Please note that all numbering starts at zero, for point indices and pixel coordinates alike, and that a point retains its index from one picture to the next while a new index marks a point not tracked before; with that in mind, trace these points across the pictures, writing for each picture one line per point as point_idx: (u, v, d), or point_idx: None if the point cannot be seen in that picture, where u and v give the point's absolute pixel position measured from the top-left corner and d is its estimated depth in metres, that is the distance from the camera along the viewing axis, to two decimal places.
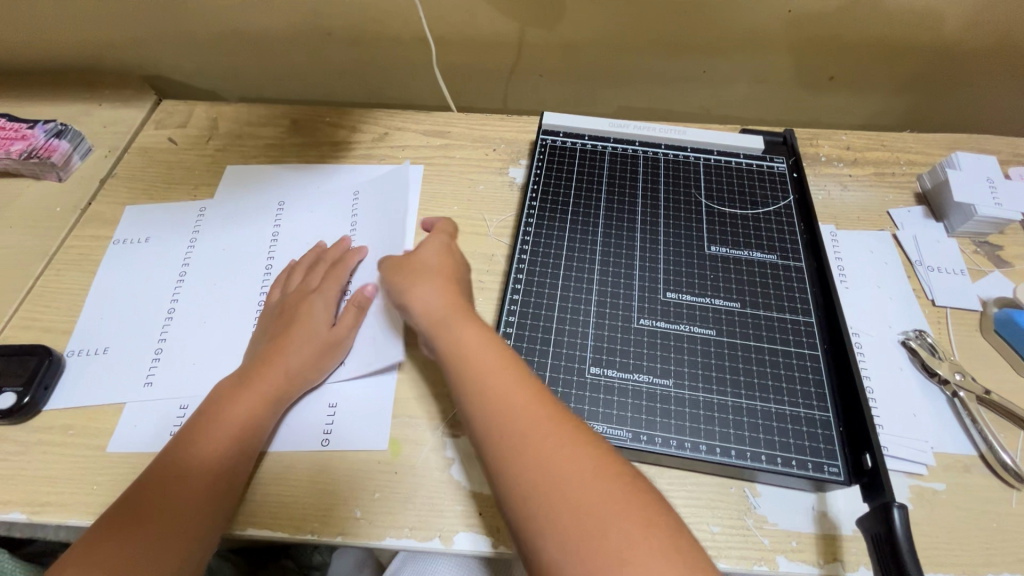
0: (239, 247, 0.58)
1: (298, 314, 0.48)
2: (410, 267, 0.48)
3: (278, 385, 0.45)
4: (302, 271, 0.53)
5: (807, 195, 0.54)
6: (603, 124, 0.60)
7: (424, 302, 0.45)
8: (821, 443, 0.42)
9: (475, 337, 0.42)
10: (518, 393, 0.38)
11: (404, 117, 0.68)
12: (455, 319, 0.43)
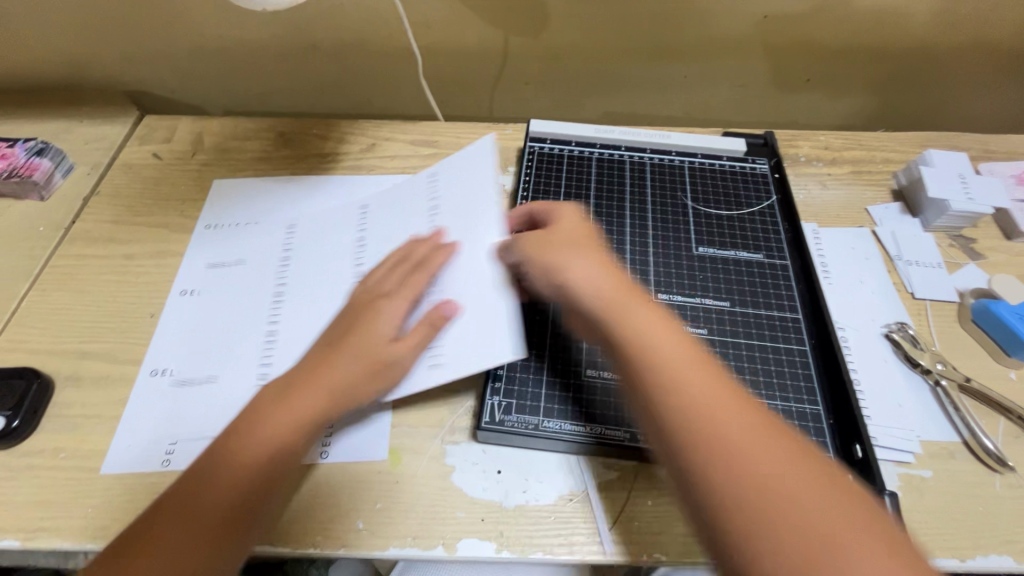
0: (329, 245, 0.54)
1: (364, 320, 0.43)
2: (561, 245, 0.44)
3: (324, 399, 0.39)
4: (389, 266, 0.46)
5: (787, 198, 0.56)
6: (589, 130, 0.61)
7: (582, 284, 0.41)
8: (812, 435, 0.43)
9: (651, 321, 0.38)
10: (704, 379, 0.35)
11: (391, 128, 0.69)
12: (616, 299, 0.40)
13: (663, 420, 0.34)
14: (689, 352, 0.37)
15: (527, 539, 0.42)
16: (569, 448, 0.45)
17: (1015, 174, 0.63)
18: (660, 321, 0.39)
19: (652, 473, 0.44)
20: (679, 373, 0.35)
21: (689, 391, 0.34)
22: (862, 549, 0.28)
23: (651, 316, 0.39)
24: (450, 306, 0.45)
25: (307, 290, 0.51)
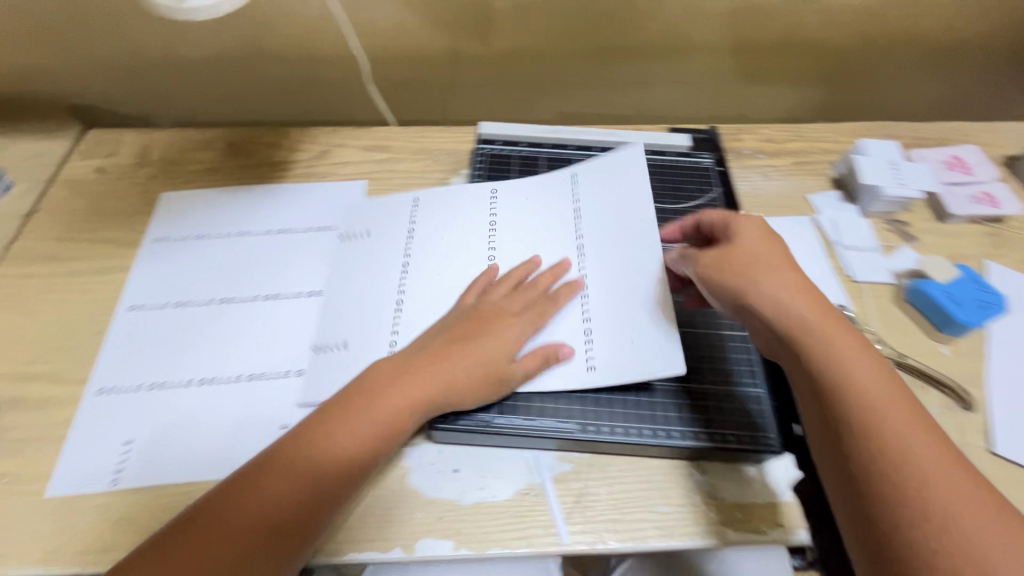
0: (470, 228, 0.56)
1: (491, 333, 0.46)
2: (744, 261, 0.45)
3: (434, 392, 0.43)
4: (508, 281, 0.50)
5: (728, 189, 0.59)
6: (538, 130, 0.63)
7: (788, 299, 0.42)
8: (754, 417, 0.46)
9: (830, 333, 0.40)
10: (870, 388, 0.37)
11: (343, 134, 0.69)
12: (798, 310, 0.41)
13: (835, 430, 0.37)
14: (857, 360, 0.38)
15: (484, 535, 0.42)
16: (525, 444, 0.46)
17: (943, 158, 0.65)
18: (832, 329, 0.40)
19: (605, 463, 0.46)
20: (850, 386, 0.37)
21: (861, 401, 0.36)
22: (1017, 560, 0.30)
23: (832, 325, 0.40)
24: (565, 348, 0.47)
25: (427, 287, 0.52)
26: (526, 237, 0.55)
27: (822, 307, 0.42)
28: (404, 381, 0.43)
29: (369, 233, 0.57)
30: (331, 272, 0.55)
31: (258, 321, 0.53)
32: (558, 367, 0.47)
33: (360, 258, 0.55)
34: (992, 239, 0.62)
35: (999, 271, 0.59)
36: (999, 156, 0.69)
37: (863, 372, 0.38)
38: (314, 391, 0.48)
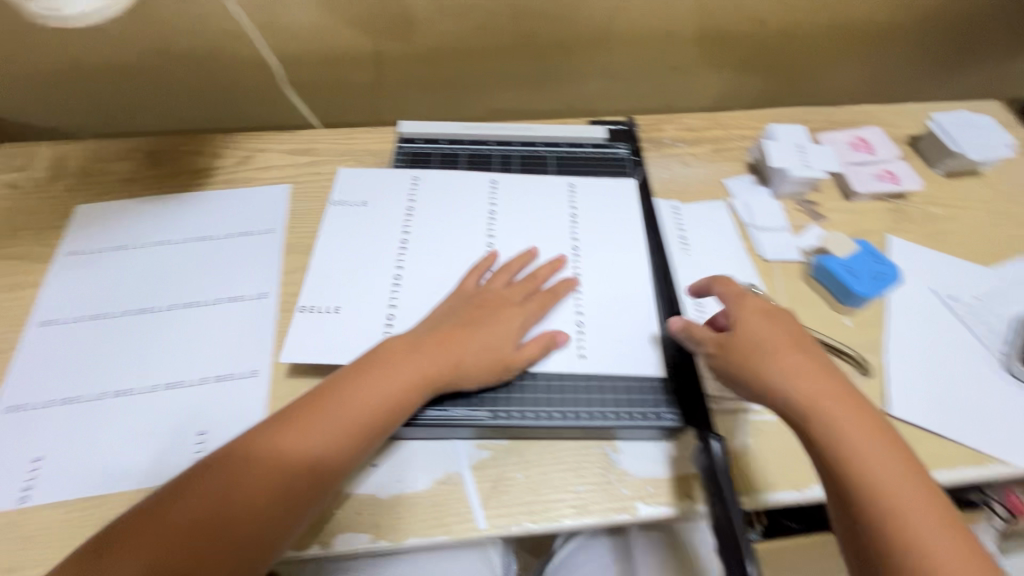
0: (465, 217, 0.58)
1: (499, 321, 0.49)
2: (756, 345, 0.44)
3: (440, 371, 0.45)
4: (507, 271, 0.52)
5: (643, 176, 0.62)
6: (456, 127, 0.65)
7: (802, 385, 0.41)
8: (659, 394, 0.48)
9: (843, 413, 0.40)
10: (879, 464, 0.38)
11: (267, 139, 0.68)
12: (810, 392, 0.41)
13: (846, 511, 0.38)
14: (865, 434, 0.39)
15: (401, 526, 0.43)
16: (443, 435, 0.47)
17: (848, 140, 0.69)
18: (843, 405, 0.40)
19: (522, 448, 0.47)
20: (861, 466, 0.38)
21: (870, 480, 0.37)
22: None
23: (844, 402, 0.41)
24: (562, 335, 0.49)
25: (424, 279, 0.54)
26: (521, 228, 0.57)
27: (831, 382, 0.42)
28: (412, 359, 0.45)
29: (365, 205, 0.59)
30: (326, 232, 0.56)
31: (177, 330, 0.52)
32: (555, 358, 0.49)
33: (357, 230, 0.57)
34: (894, 214, 0.65)
35: (899, 244, 0.62)
36: (902, 135, 0.73)
37: (874, 449, 0.39)
38: (299, 349, 0.48)
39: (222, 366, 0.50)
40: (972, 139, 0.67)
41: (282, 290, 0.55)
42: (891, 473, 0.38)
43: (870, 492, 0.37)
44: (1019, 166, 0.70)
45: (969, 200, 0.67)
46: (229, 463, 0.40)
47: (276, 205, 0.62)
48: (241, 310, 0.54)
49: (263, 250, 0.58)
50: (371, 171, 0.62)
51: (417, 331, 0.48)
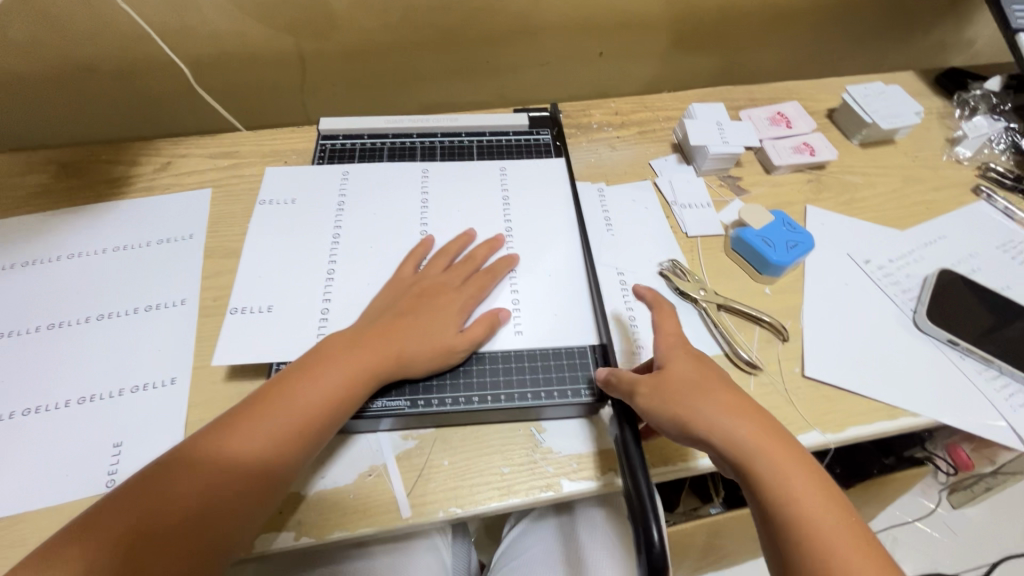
0: (397, 208, 0.58)
1: (440, 306, 0.49)
2: (695, 387, 0.41)
3: (383, 360, 0.45)
4: (445, 255, 0.53)
5: (565, 158, 0.63)
6: (379, 122, 0.65)
7: (743, 431, 0.39)
8: (578, 371, 0.49)
9: (785, 456, 0.38)
10: (820, 508, 0.36)
11: (187, 144, 0.67)
12: (750, 436, 0.38)
13: (789, 561, 0.35)
14: (805, 478, 0.37)
15: (326, 522, 0.43)
16: (367, 427, 0.47)
17: (768, 116, 0.70)
18: (780, 447, 0.38)
19: (445, 435, 0.47)
20: (802, 511, 0.36)
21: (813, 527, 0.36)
22: None
23: (782, 445, 0.38)
24: (503, 312, 0.50)
25: (358, 270, 0.54)
26: (455, 214, 0.58)
27: (766, 421, 0.40)
28: (356, 350, 0.44)
29: (295, 203, 0.58)
30: (253, 231, 0.55)
31: (90, 342, 0.51)
32: (497, 337, 0.50)
33: (287, 227, 0.56)
34: (813, 185, 0.67)
35: (817, 213, 0.64)
36: (821, 109, 0.75)
37: (813, 492, 0.37)
38: (230, 345, 0.47)
39: (138, 376, 0.49)
40: (884, 109, 0.69)
41: (202, 295, 0.54)
42: (833, 519, 0.36)
43: (814, 540, 0.35)
44: (930, 133, 0.73)
45: (883, 168, 0.69)
46: (206, 457, 0.39)
47: (197, 210, 0.61)
48: (158, 318, 0.53)
49: (183, 256, 0.57)
50: (301, 168, 0.61)
51: (360, 321, 0.48)
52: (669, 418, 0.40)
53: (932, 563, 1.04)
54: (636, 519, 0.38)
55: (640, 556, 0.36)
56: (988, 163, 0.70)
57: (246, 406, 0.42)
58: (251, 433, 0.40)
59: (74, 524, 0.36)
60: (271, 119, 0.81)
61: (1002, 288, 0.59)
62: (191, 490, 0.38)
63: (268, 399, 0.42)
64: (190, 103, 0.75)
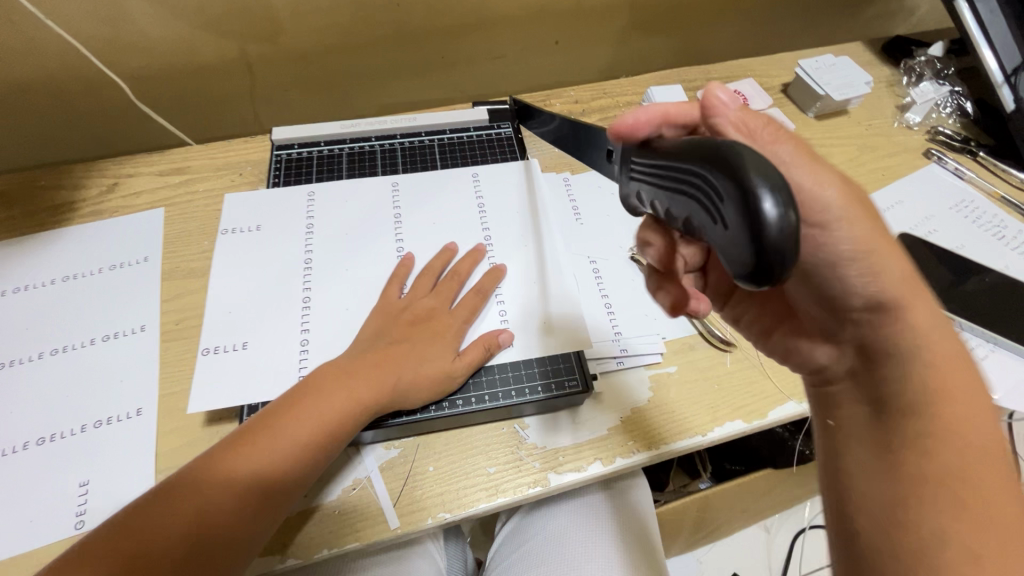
0: (362, 214, 0.57)
1: (434, 329, 0.48)
2: (916, 282, 0.34)
3: (382, 389, 0.43)
4: (430, 274, 0.52)
5: (525, 153, 0.64)
6: (335, 127, 0.63)
7: (931, 349, 0.34)
8: (559, 364, 0.49)
9: (957, 399, 0.33)
10: (954, 458, 0.32)
11: (135, 162, 0.64)
12: (934, 355, 0.34)
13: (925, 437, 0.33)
14: (960, 429, 0.33)
15: (312, 541, 0.42)
16: (349, 441, 0.45)
17: None
18: (957, 384, 0.34)
19: (431, 441, 0.46)
20: (932, 438, 0.33)
21: (931, 461, 0.32)
22: None
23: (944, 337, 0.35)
24: (504, 334, 0.48)
25: (329, 279, 0.53)
26: (421, 216, 0.58)
27: (961, 357, 0.34)
28: (352, 377, 0.43)
29: (259, 229, 0.56)
30: (217, 261, 0.53)
31: (44, 380, 0.48)
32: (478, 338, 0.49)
33: (252, 250, 0.54)
34: None
35: None
36: (776, 84, 0.76)
37: (956, 443, 0.32)
38: (202, 367, 0.47)
39: (101, 411, 0.47)
40: (835, 81, 0.71)
41: (163, 320, 0.52)
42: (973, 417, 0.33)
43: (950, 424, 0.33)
44: (881, 101, 0.75)
45: (839, 138, 0.71)
46: (193, 483, 0.38)
47: (151, 231, 0.58)
48: (117, 349, 0.50)
49: (140, 280, 0.54)
50: (262, 193, 0.59)
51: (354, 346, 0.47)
52: (865, 276, 0.33)
53: None
54: (728, 197, 0.24)
55: (744, 246, 0.23)
56: (937, 127, 0.72)
57: (249, 429, 0.41)
58: (249, 457, 0.39)
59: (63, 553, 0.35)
60: (223, 130, 0.78)
61: (958, 247, 0.62)
62: (184, 514, 0.36)
63: (266, 424, 0.41)
64: (134, 119, 0.71)
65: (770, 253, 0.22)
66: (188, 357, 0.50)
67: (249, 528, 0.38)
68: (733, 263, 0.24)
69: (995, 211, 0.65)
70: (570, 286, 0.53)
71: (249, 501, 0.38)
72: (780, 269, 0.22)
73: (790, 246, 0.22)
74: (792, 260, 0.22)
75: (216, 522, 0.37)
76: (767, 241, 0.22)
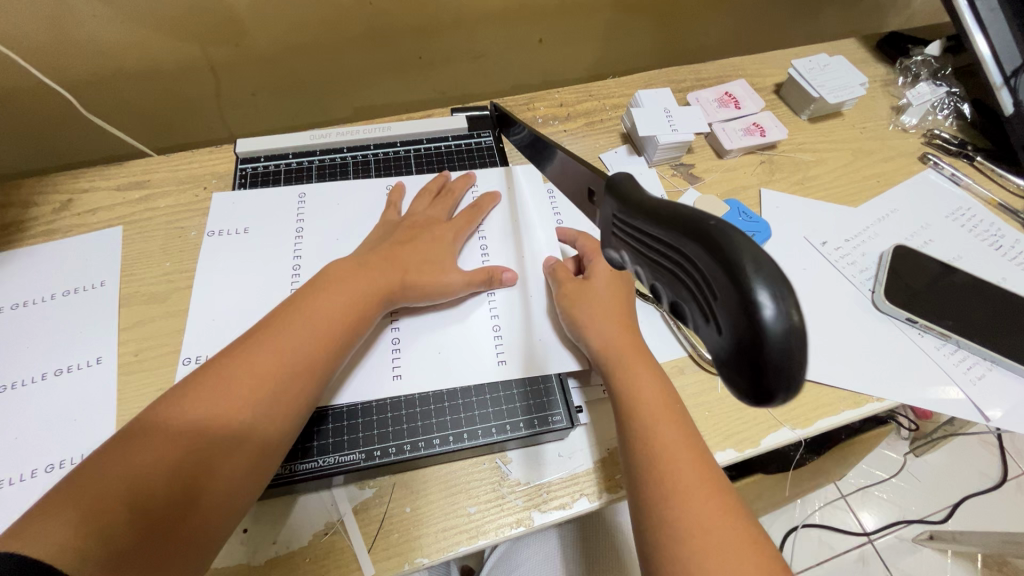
0: (333, 233, 0.55)
1: (434, 229, 0.52)
2: (619, 330, 0.45)
3: (392, 285, 0.46)
4: (426, 195, 0.56)
5: (506, 163, 0.61)
6: (303, 138, 0.60)
7: (638, 380, 0.42)
8: (543, 397, 0.47)
9: (653, 402, 0.41)
10: (685, 457, 0.37)
11: (90, 175, 0.59)
12: (643, 381, 0.42)
13: (628, 438, 0.40)
14: (680, 431, 0.39)
15: None
16: (319, 483, 0.43)
17: (716, 97, 0.68)
18: (666, 399, 0.41)
19: (406, 481, 0.44)
20: (662, 446, 0.38)
21: (673, 462, 0.37)
22: (719, 548, 0.33)
23: (638, 356, 0.44)
24: (508, 272, 0.52)
25: None
26: None
27: (662, 378, 0.43)
28: (362, 275, 0.46)
29: (247, 232, 0.55)
30: (201, 271, 0.52)
31: None
32: (457, 371, 0.47)
33: (227, 263, 0.53)
34: (766, 166, 0.65)
35: (772, 196, 0.63)
36: (768, 85, 0.73)
37: (680, 443, 0.38)
38: None
39: (53, 454, 0.44)
40: (830, 82, 0.68)
41: (122, 351, 0.49)
42: (666, 417, 0.40)
43: (648, 420, 0.40)
44: (876, 102, 0.72)
45: (833, 142, 0.68)
46: (206, 384, 0.37)
47: (109, 252, 0.54)
48: (71, 384, 0.47)
49: (97, 307, 0.51)
50: (249, 191, 0.57)
51: (359, 250, 0.50)
52: (576, 331, 0.47)
53: (901, 511, 1.08)
54: (723, 298, 0.19)
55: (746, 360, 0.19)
56: (933, 130, 0.70)
57: (260, 327, 0.41)
58: (263, 355, 0.39)
59: (47, 494, 0.33)
60: (186, 136, 0.74)
61: (955, 259, 0.60)
62: (202, 419, 0.36)
63: (262, 334, 0.41)
64: (90, 126, 0.67)
65: (771, 375, 0.18)
66: (146, 392, 0.47)
67: (277, 421, 0.38)
68: (723, 373, 0.20)
69: (992, 219, 0.63)
70: (552, 315, 0.51)
71: (272, 389, 0.38)
72: (793, 388, 0.19)
73: (801, 356, 0.18)
74: (803, 372, 0.19)
75: (240, 419, 0.37)
76: (770, 358, 0.18)
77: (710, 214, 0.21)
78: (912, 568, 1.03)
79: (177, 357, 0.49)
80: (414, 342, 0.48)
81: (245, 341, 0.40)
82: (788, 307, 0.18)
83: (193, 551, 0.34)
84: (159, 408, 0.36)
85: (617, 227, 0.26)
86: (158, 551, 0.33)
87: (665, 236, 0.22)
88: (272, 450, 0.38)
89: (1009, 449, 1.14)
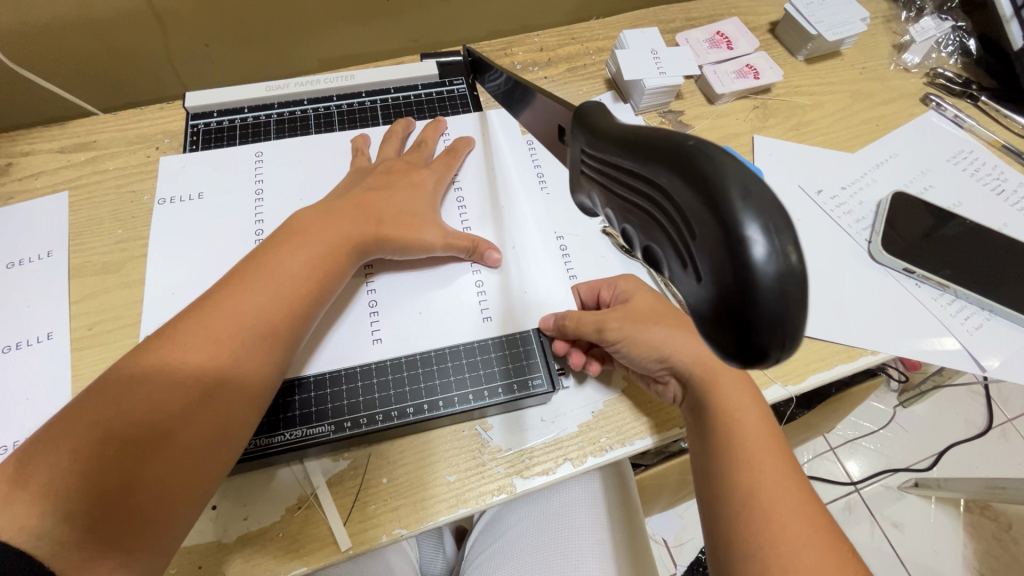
0: (297, 192, 0.51)
1: (412, 177, 0.49)
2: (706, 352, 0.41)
3: (367, 237, 0.43)
4: (395, 141, 0.52)
5: (482, 112, 0.57)
6: (258, 90, 0.56)
7: (738, 404, 0.39)
8: (524, 359, 0.45)
9: (751, 431, 0.37)
10: (786, 494, 0.34)
11: (31, 137, 0.54)
12: (743, 411, 0.38)
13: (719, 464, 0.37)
14: (786, 472, 0.36)
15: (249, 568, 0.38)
16: (289, 457, 0.41)
17: (708, 37, 0.63)
18: (771, 436, 0.38)
19: (383, 450, 0.42)
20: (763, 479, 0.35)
21: (773, 501, 0.34)
22: None
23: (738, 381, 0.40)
24: (491, 252, 0.47)
25: None
26: None
27: (762, 405, 0.40)
28: (327, 224, 0.42)
29: (203, 197, 0.51)
30: (156, 239, 0.49)
31: None
32: (432, 334, 0.45)
33: (185, 229, 0.49)
34: (760, 111, 0.61)
35: (766, 144, 0.59)
36: (763, 23, 0.68)
37: (778, 476, 0.35)
38: None
39: (6, 435, 0.41)
40: (830, 18, 0.63)
41: (75, 325, 0.46)
42: (764, 448, 0.36)
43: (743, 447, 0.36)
44: (877, 39, 0.68)
45: (831, 84, 0.64)
46: (155, 346, 0.34)
47: (55, 219, 0.50)
48: (23, 361, 0.44)
49: (46, 279, 0.48)
50: (201, 152, 0.53)
51: (333, 195, 0.46)
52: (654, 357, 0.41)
53: (887, 460, 1.10)
54: (705, 237, 0.16)
55: (737, 312, 0.16)
56: (936, 69, 0.66)
57: (221, 282, 0.38)
58: (219, 314, 0.36)
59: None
60: (137, 95, 0.70)
61: (955, 205, 0.57)
62: (153, 388, 0.33)
63: (218, 293, 0.37)
64: (29, 83, 0.62)
65: (762, 327, 0.16)
66: (103, 368, 0.44)
67: (239, 384, 0.35)
68: (706, 332, 0.18)
69: (995, 161, 0.60)
70: (532, 274, 0.48)
71: (230, 350, 0.35)
72: (787, 342, 0.16)
73: (799, 305, 0.16)
74: (801, 326, 0.16)
75: (195, 385, 0.34)
76: (762, 306, 0.16)
77: (687, 135, 0.18)
78: (897, 514, 1.05)
79: (137, 331, 0.46)
80: (389, 304, 0.46)
81: (199, 302, 0.37)
82: (782, 246, 0.16)
83: (161, 527, 0.32)
84: (109, 373, 0.33)
85: (588, 166, 0.23)
86: (121, 530, 0.30)
87: (642, 168, 0.19)
88: (232, 415, 0.35)
89: (996, 397, 1.15)
